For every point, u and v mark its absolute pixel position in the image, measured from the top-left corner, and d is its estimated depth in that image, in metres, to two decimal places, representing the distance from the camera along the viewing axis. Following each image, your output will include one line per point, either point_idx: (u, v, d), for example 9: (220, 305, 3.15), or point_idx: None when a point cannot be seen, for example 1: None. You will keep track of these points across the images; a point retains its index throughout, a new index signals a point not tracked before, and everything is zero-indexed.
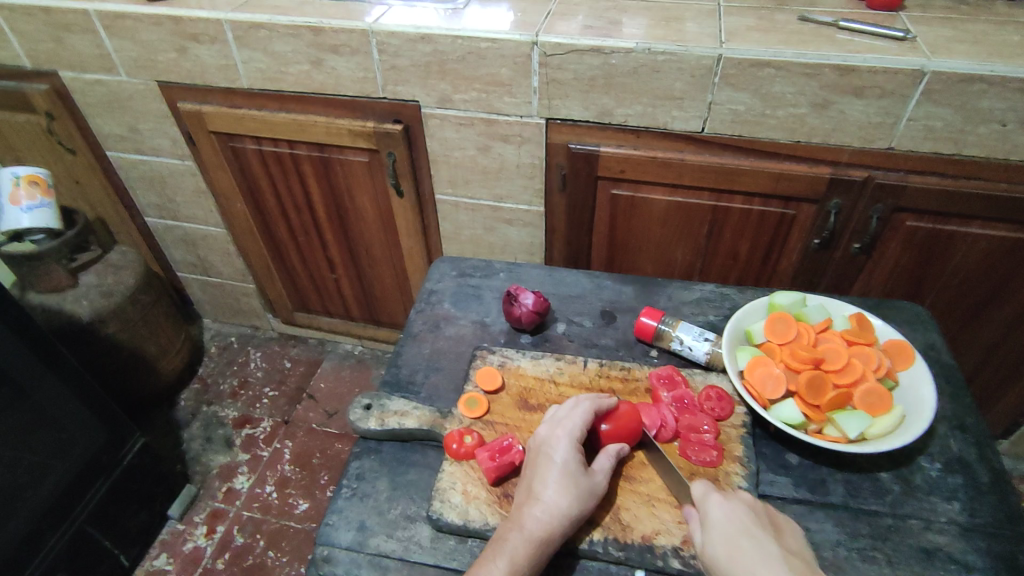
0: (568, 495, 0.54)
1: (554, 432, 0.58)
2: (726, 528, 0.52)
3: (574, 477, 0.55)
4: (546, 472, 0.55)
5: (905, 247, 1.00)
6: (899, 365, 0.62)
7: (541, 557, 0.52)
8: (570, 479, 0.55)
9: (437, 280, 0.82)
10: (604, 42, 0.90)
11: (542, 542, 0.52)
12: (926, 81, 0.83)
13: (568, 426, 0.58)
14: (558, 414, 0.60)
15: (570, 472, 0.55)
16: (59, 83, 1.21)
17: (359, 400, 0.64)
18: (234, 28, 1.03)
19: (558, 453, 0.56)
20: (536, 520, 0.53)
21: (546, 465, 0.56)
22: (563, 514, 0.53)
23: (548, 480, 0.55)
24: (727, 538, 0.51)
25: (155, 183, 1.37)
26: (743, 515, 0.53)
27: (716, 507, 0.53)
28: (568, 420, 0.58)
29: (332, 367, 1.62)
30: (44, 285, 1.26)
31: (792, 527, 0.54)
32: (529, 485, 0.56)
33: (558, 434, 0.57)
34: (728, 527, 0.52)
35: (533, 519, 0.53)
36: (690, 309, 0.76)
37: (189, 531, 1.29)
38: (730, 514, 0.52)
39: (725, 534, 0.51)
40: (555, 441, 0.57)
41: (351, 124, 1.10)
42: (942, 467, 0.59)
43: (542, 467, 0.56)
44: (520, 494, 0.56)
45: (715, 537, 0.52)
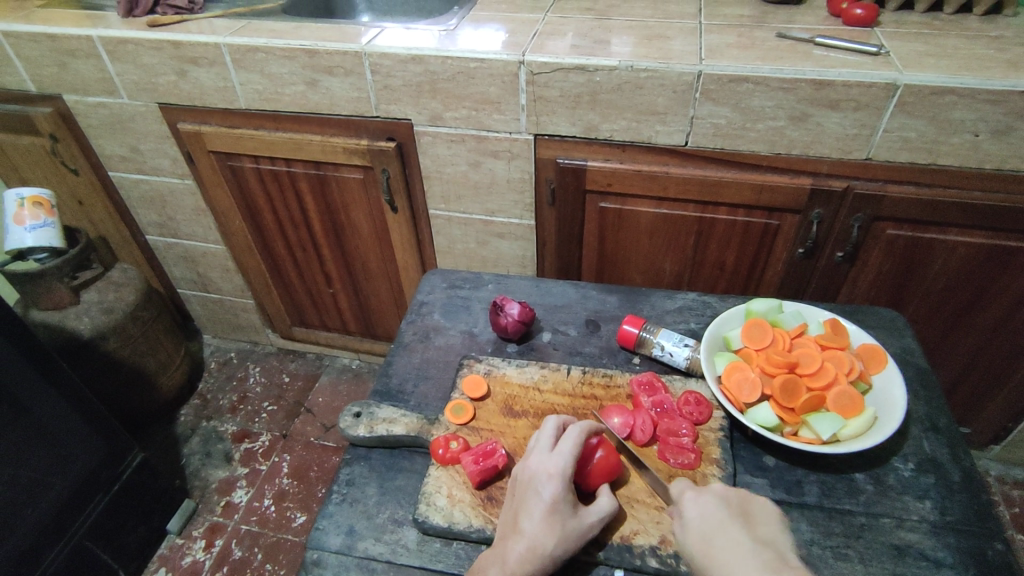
0: (554, 534, 0.53)
1: (545, 466, 0.57)
2: (696, 523, 0.53)
3: (562, 517, 0.54)
4: (533, 507, 0.55)
5: (887, 255, 1.02)
6: (872, 368, 0.64)
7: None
8: (557, 518, 0.54)
9: (428, 292, 0.84)
10: (588, 61, 0.93)
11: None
12: (899, 94, 0.86)
13: (560, 461, 0.56)
14: (550, 445, 0.59)
15: (559, 508, 0.54)
16: (63, 107, 1.25)
17: (349, 409, 0.67)
18: (232, 51, 1.07)
19: (547, 489, 0.55)
20: (518, 558, 0.52)
21: (534, 500, 0.55)
22: (546, 555, 0.53)
23: (535, 518, 0.54)
24: (698, 531, 0.53)
25: (155, 202, 1.40)
26: (716, 507, 0.54)
27: (689, 503, 0.55)
28: (561, 454, 0.57)
29: (330, 381, 1.64)
30: (47, 303, 1.29)
31: (763, 512, 0.54)
32: (516, 519, 0.55)
33: (550, 470, 0.56)
34: (699, 521, 0.53)
35: (514, 556, 0.53)
36: (672, 317, 0.78)
37: (188, 545, 1.31)
38: (700, 508, 0.54)
39: (694, 528, 0.53)
40: (546, 475, 0.56)
41: (345, 142, 1.14)
42: (914, 467, 0.60)
43: (530, 502, 0.55)
44: (506, 527, 0.55)
45: (686, 532, 0.53)
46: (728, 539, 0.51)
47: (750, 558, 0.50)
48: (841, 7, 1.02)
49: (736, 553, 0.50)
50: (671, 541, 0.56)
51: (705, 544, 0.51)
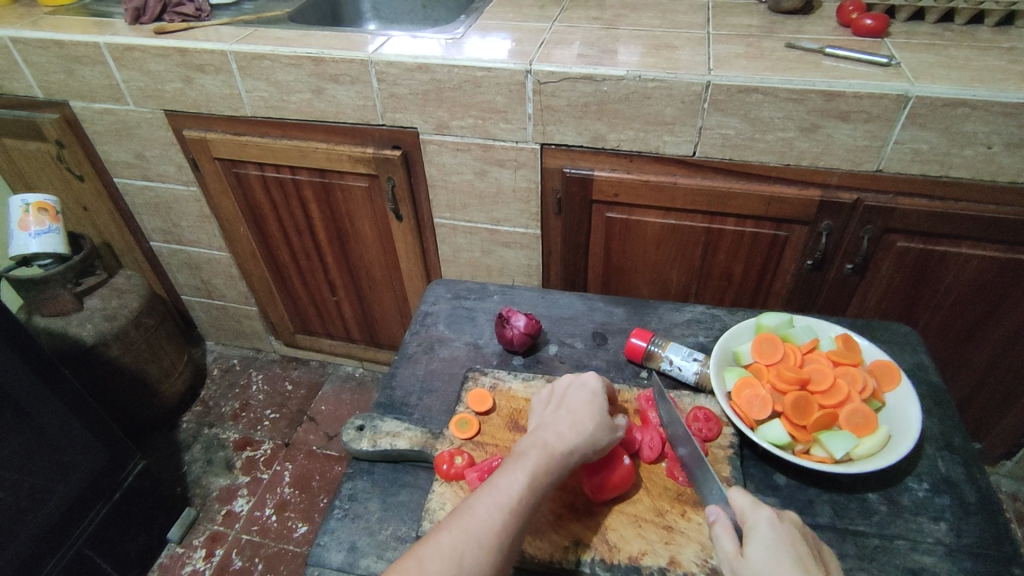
0: (594, 418, 0.60)
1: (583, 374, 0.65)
2: (772, 546, 0.49)
3: (602, 404, 0.61)
4: (575, 396, 0.62)
5: (897, 268, 1.01)
6: (885, 385, 0.62)
7: (561, 466, 0.57)
8: (597, 406, 0.61)
9: (433, 302, 0.84)
10: (595, 70, 0.93)
11: (564, 451, 0.57)
12: (911, 105, 0.85)
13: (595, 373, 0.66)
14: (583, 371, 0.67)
15: (598, 401, 0.62)
16: (70, 113, 1.25)
17: (352, 421, 0.66)
18: (239, 59, 1.06)
19: (587, 387, 0.63)
20: (561, 434, 0.58)
21: (576, 393, 0.62)
22: (588, 431, 0.58)
23: (577, 404, 0.61)
24: (769, 552, 0.49)
25: (160, 209, 1.40)
26: (796, 537, 0.50)
27: (766, 523, 0.51)
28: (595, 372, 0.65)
29: (333, 389, 1.63)
30: (50, 309, 1.29)
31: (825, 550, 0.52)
32: (557, 409, 0.61)
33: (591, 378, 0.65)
34: (775, 546, 0.49)
35: (560, 431, 0.58)
36: (680, 330, 0.76)
37: (188, 555, 1.29)
38: (782, 531, 0.50)
39: (766, 548, 0.49)
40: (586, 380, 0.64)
41: (351, 150, 1.13)
42: (929, 487, 0.59)
43: (571, 395, 0.62)
44: (547, 417, 0.61)
45: (754, 550, 0.50)
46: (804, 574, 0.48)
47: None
48: (851, 18, 1.01)
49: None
50: (680, 562, 0.55)
51: (778, 568, 0.48)
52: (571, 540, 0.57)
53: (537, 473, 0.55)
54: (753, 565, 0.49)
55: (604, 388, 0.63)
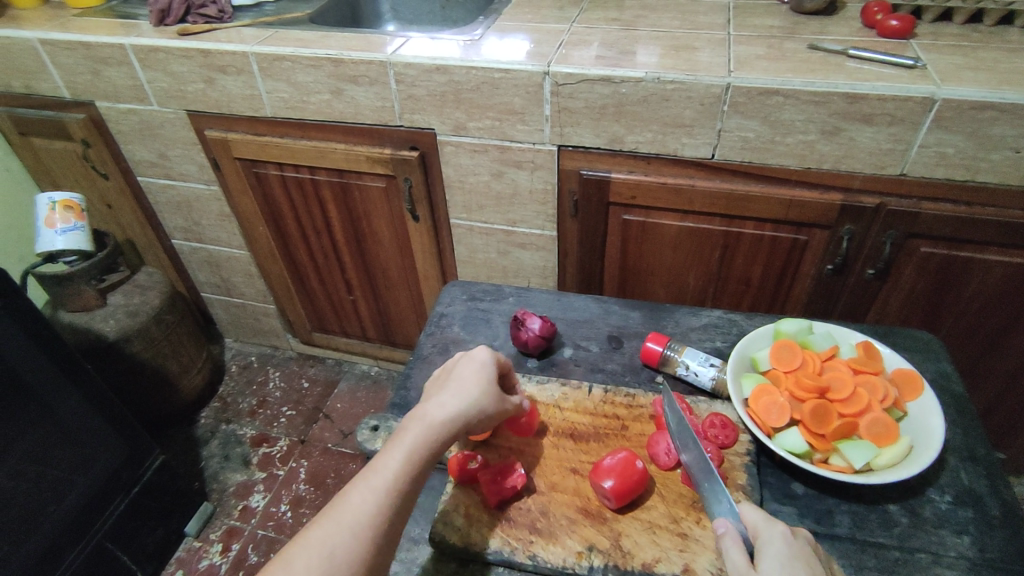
0: (480, 390, 0.61)
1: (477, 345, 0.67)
2: (790, 561, 0.48)
3: (485, 375, 0.63)
4: (467, 369, 0.63)
5: (920, 273, 0.99)
6: (907, 395, 0.61)
7: (440, 437, 0.58)
8: (477, 380, 0.62)
9: (448, 303, 0.84)
10: (613, 72, 0.92)
11: (442, 424, 0.59)
12: (936, 108, 0.83)
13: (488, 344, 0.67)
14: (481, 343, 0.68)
15: (484, 373, 0.63)
16: (96, 113, 1.27)
17: (367, 422, 0.66)
18: (260, 60, 1.08)
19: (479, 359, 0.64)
20: (440, 407, 0.59)
21: (469, 365, 0.64)
22: (466, 404, 0.60)
23: (463, 375, 0.62)
24: (787, 566, 0.47)
25: (182, 208, 1.42)
26: (811, 555, 0.49)
27: (782, 539, 0.49)
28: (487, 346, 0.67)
29: (349, 387, 1.64)
30: (74, 305, 1.31)
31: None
32: (447, 381, 0.63)
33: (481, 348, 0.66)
34: (793, 561, 0.48)
35: (436, 407, 0.60)
36: (697, 335, 0.76)
37: (205, 548, 1.31)
38: (799, 547, 0.48)
39: (782, 562, 0.47)
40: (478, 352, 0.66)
41: (369, 151, 1.14)
42: (952, 500, 0.58)
43: (456, 371, 0.63)
44: (431, 390, 0.63)
45: (770, 564, 0.48)
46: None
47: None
48: (876, 19, 0.99)
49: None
50: (694, 570, 0.54)
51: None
52: (583, 545, 0.57)
53: (412, 447, 0.57)
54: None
55: (492, 359, 0.65)
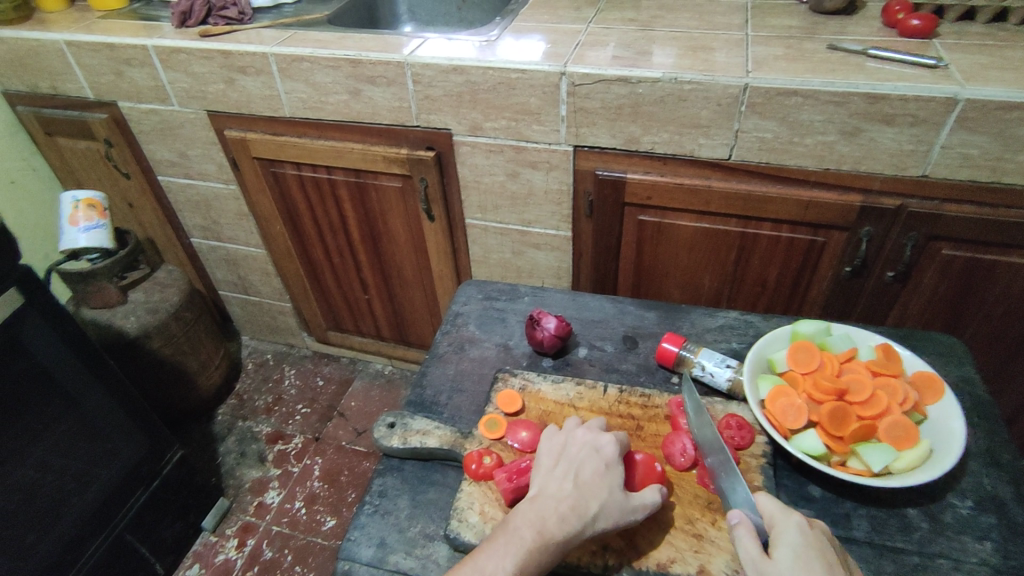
0: (601, 502, 0.55)
1: (599, 435, 0.59)
2: (805, 552, 0.50)
3: (614, 483, 0.56)
4: (589, 472, 0.56)
5: (941, 276, 0.98)
6: (926, 399, 0.61)
7: (555, 553, 0.52)
8: (605, 488, 0.56)
9: (464, 302, 0.84)
10: (630, 72, 0.92)
11: (560, 538, 0.53)
12: (959, 109, 0.82)
13: (613, 435, 0.60)
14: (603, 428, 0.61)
15: (608, 481, 0.56)
16: (118, 113, 1.30)
17: (384, 419, 0.67)
18: (279, 60, 1.09)
19: (605, 461, 0.57)
20: (563, 519, 0.53)
21: (592, 466, 0.57)
22: (589, 518, 0.54)
23: (588, 479, 0.56)
24: (801, 557, 0.49)
25: (201, 207, 1.44)
26: (824, 543, 0.51)
27: (798, 529, 0.51)
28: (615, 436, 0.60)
29: (363, 386, 1.66)
30: (96, 301, 1.34)
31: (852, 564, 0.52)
32: (564, 481, 0.56)
33: (609, 444, 0.59)
34: (808, 552, 0.50)
35: (559, 516, 0.54)
36: (713, 336, 0.75)
37: (221, 543, 1.33)
38: (814, 538, 0.50)
39: (796, 554, 0.49)
40: (604, 448, 0.58)
41: (385, 151, 1.15)
42: (973, 505, 0.57)
43: (583, 468, 0.57)
44: (546, 483, 0.57)
45: (783, 555, 0.50)
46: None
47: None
48: (896, 18, 0.98)
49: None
50: (709, 571, 0.54)
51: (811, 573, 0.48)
52: (598, 544, 0.57)
53: (523, 563, 0.52)
54: (783, 569, 0.49)
55: (620, 458, 0.58)
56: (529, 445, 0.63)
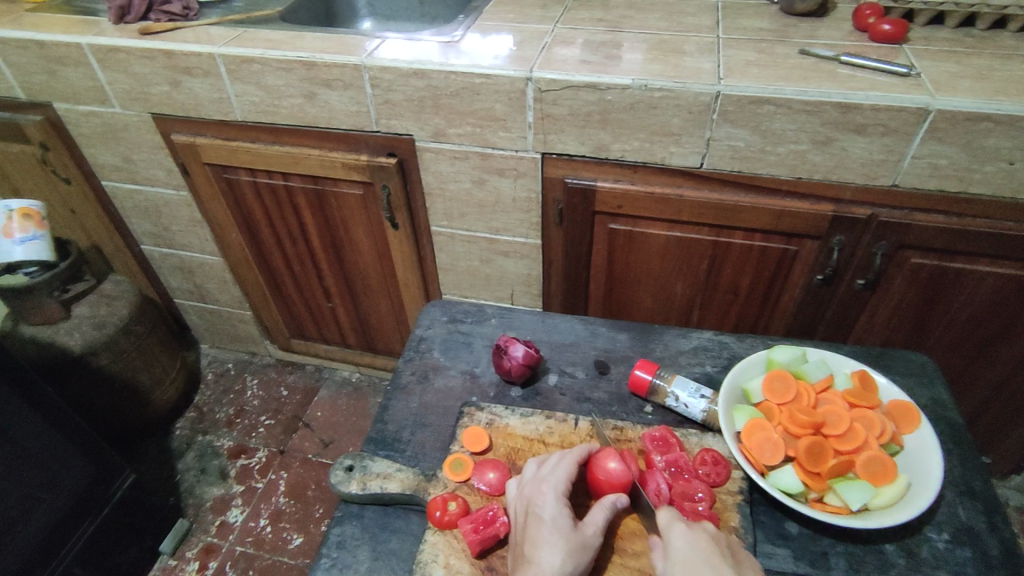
0: (560, 551, 0.52)
1: (538, 484, 0.57)
2: (687, 555, 0.51)
3: (565, 525, 0.54)
4: (536, 532, 0.53)
5: (911, 284, 0.97)
6: (903, 429, 0.60)
7: None
8: (559, 535, 0.53)
9: (428, 326, 0.81)
10: (598, 78, 0.88)
11: None
12: (931, 119, 0.81)
13: (550, 474, 0.58)
14: (541, 470, 0.59)
15: (556, 525, 0.54)
16: (54, 114, 1.20)
17: (341, 462, 0.63)
18: (227, 62, 1.02)
19: (545, 509, 0.55)
20: None
21: (537, 524, 0.54)
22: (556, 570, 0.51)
23: (540, 536, 0.53)
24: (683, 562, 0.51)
25: (150, 213, 1.36)
26: (709, 544, 0.52)
27: (679, 533, 0.53)
28: (551, 473, 0.58)
29: (329, 395, 1.60)
30: (37, 318, 1.25)
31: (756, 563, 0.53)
32: (523, 550, 0.53)
33: (543, 490, 0.56)
34: (690, 554, 0.51)
35: None
36: (687, 359, 0.74)
37: (181, 567, 1.27)
38: (696, 542, 0.52)
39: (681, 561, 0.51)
40: (540, 497, 0.56)
41: (344, 157, 1.09)
42: (950, 539, 0.57)
43: (532, 528, 0.54)
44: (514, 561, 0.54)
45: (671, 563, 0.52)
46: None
47: None
48: (868, 22, 0.96)
49: None
50: None
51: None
52: None
53: None
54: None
55: (560, 495, 0.56)
56: (497, 488, 0.61)
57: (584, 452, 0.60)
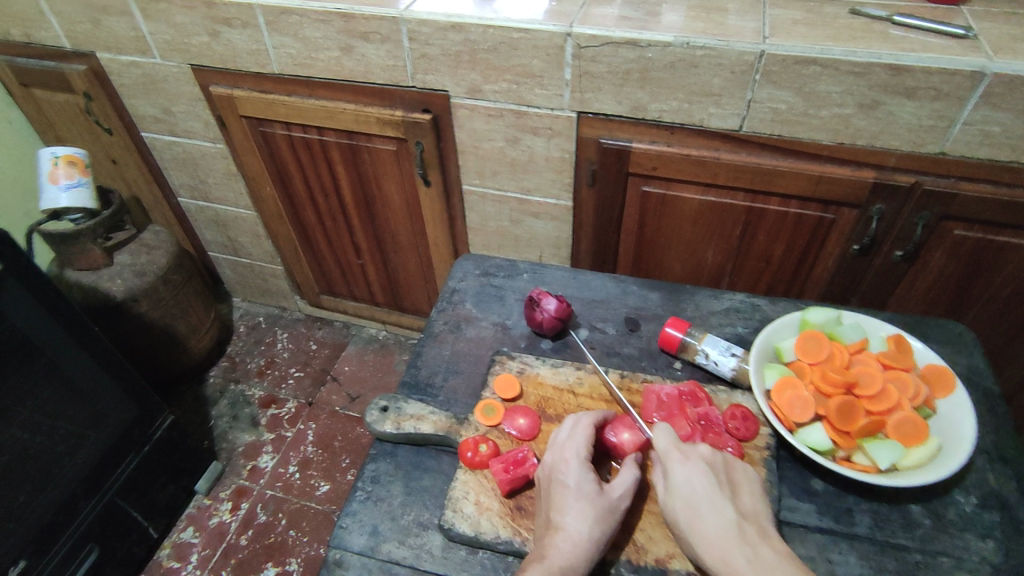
0: (588, 518, 0.54)
1: (562, 451, 0.59)
2: (686, 488, 0.55)
3: (593, 492, 0.56)
4: (563, 499, 0.55)
5: (951, 257, 0.95)
6: (938, 392, 0.61)
7: None
8: (587, 502, 0.55)
9: (460, 279, 0.83)
10: (640, 35, 0.86)
11: (568, 569, 0.52)
12: (986, 83, 0.78)
13: (573, 442, 0.59)
14: (562, 435, 0.60)
15: (584, 492, 0.55)
16: (97, 64, 1.22)
17: (376, 402, 0.66)
18: (266, 12, 1.02)
19: (570, 477, 0.56)
20: (560, 549, 0.53)
21: (562, 491, 0.56)
22: (586, 536, 0.53)
23: (567, 505, 0.55)
24: (683, 493, 0.55)
25: (187, 165, 1.38)
26: (704, 472, 0.56)
27: (678, 463, 0.57)
28: (572, 441, 0.59)
29: (357, 351, 1.64)
30: (81, 263, 1.30)
31: (748, 482, 0.57)
32: (548, 517, 0.56)
33: (566, 458, 0.58)
34: (687, 486, 0.55)
35: (556, 550, 0.53)
36: (718, 320, 0.75)
37: (215, 506, 1.33)
38: (694, 473, 0.56)
39: (681, 490, 0.56)
40: (565, 465, 0.58)
41: (379, 112, 1.09)
42: (978, 502, 0.59)
43: (557, 495, 0.56)
44: (539, 526, 0.56)
45: (671, 492, 0.56)
46: (713, 507, 0.54)
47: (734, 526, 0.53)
48: None
49: (721, 523, 0.53)
50: None
51: (694, 509, 0.54)
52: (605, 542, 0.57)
53: None
54: (671, 504, 0.56)
55: (585, 464, 0.57)
56: (527, 433, 0.63)
57: (600, 416, 0.61)
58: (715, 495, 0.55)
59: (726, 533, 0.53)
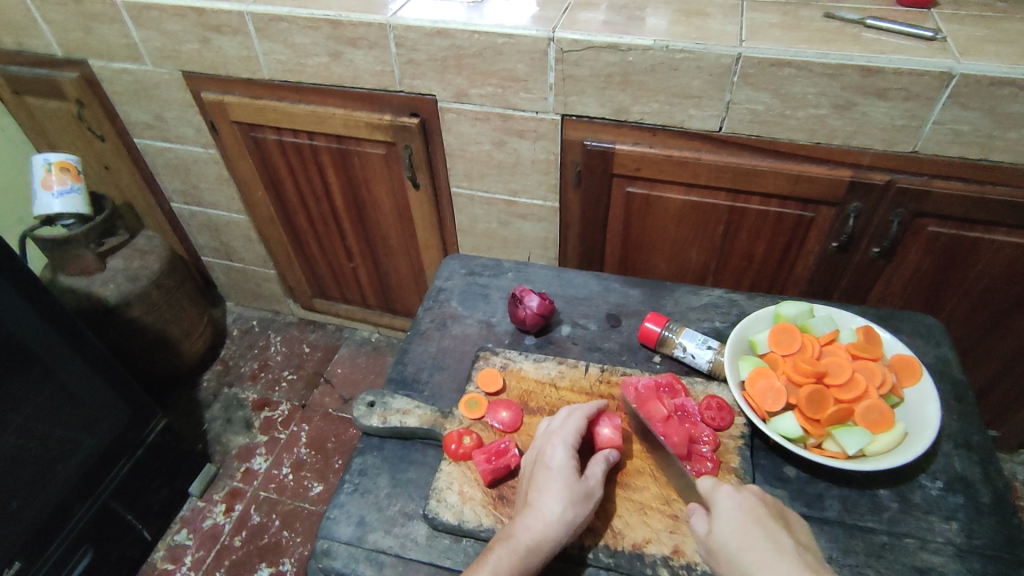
0: (563, 500, 0.56)
1: (550, 437, 0.60)
2: (733, 515, 0.54)
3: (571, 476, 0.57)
4: (542, 480, 0.57)
5: (926, 252, 0.98)
6: (904, 381, 0.64)
7: (533, 560, 0.53)
8: (564, 484, 0.57)
9: (447, 278, 0.85)
10: (620, 39, 0.88)
11: (532, 545, 0.54)
12: (954, 83, 0.80)
13: (563, 429, 0.60)
14: (555, 423, 0.62)
15: (562, 474, 0.57)
16: (90, 72, 1.24)
17: (363, 397, 0.68)
18: (256, 20, 1.04)
19: (554, 460, 0.58)
20: (529, 527, 0.55)
21: (543, 473, 0.58)
22: (556, 517, 0.55)
23: (545, 486, 0.57)
24: (733, 523, 0.54)
25: (179, 170, 1.40)
26: (756, 505, 0.55)
27: (725, 496, 0.56)
28: (562, 427, 0.61)
29: (350, 353, 1.66)
30: (74, 268, 1.31)
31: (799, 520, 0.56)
32: (526, 497, 0.58)
33: (553, 442, 0.60)
34: (734, 513, 0.54)
35: (525, 527, 0.55)
36: (697, 315, 0.77)
37: (208, 508, 1.34)
38: (744, 503, 0.55)
39: (730, 520, 0.54)
40: (550, 448, 0.59)
41: (368, 117, 1.11)
42: (944, 487, 0.61)
43: (538, 476, 0.58)
44: (517, 504, 0.58)
45: (721, 524, 0.54)
46: (766, 535, 0.52)
47: (790, 552, 0.51)
48: None
49: (773, 546, 0.51)
50: (682, 551, 0.58)
51: (746, 537, 0.52)
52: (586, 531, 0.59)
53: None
54: (722, 538, 0.54)
55: (569, 450, 0.59)
56: (509, 425, 0.65)
57: (595, 409, 0.63)
58: (767, 523, 0.53)
59: (785, 559, 0.50)
